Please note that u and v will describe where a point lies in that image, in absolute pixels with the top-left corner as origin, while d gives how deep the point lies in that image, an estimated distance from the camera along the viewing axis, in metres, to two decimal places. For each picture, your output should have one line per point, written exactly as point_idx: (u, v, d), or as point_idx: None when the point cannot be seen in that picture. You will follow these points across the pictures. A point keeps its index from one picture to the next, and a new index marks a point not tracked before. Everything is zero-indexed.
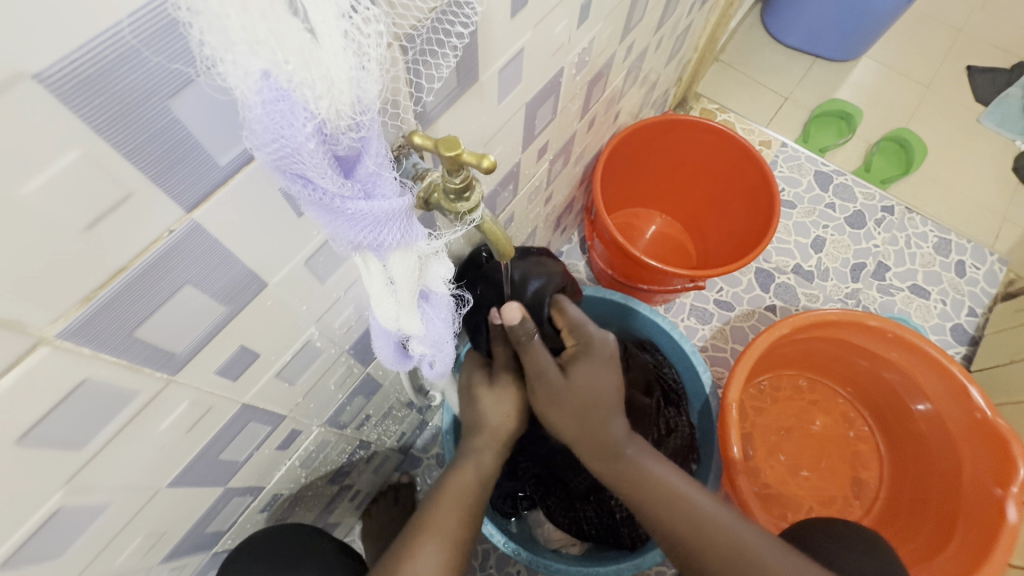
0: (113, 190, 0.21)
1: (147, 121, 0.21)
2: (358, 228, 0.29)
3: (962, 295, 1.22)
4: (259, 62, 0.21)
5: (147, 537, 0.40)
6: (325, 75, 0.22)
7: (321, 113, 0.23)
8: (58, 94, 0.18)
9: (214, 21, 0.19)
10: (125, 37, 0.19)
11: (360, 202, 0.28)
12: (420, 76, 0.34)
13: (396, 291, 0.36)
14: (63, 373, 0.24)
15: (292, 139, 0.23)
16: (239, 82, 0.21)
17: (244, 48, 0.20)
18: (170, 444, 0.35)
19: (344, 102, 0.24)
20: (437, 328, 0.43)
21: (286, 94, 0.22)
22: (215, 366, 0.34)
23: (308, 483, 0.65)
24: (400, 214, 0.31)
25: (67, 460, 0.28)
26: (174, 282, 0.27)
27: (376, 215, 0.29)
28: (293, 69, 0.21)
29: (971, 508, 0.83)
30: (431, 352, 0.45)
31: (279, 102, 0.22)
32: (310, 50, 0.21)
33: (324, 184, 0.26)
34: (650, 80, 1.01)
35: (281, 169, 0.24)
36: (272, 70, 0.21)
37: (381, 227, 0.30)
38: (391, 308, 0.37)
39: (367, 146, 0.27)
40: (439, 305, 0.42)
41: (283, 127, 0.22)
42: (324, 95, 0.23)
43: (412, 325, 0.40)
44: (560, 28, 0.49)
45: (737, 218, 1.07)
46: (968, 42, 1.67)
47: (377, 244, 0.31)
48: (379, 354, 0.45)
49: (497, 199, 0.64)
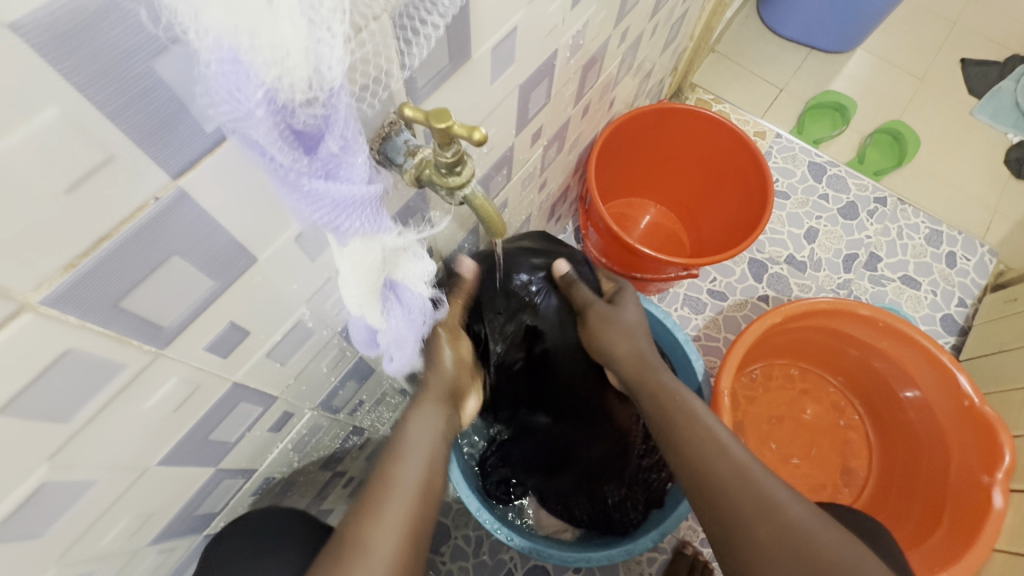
0: (94, 152, 0.21)
1: (131, 81, 0.20)
2: (317, 207, 0.29)
3: (952, 286, 1.23)
4: (215, 22, 0.20)
5: (135, 518, 0.40)
6: (279, 45, 0.22)
7: (275, 84, 0.23)
8: (37, 45, 0.17)
9: None
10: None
11: (317, 180, 0.28)
12: (401, 51, 0.33)
13: (364, 278, 0.36)
14: (47, 341, 0.24)
15: (243, 105, 0.22)
16: (197, 40, 0.20)
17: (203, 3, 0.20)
18: (157, 422, 0.34)
19: (301, 76, 0.23)
20: (399, 323, 0.44)
21: (240, 58, 0.21)
22: (203, 343, 0.34)
23: (300, 468, 0.65)
24: (362, 199, 0.31)
25: (52, 434, 0.28)
26: (160, 252, 0.26)
27: (334, 196, 0.29)
28: (244, 34, 0.21)
29: (960, 496, 0.84)
30: (391, 346, 0.46)
31: (232, 67, 0.21)
32: (264, 16, 0.21)
33: (279, 155, 0.26)
34: (645, 69, 1.01)
35: (236, 135, 0.24)
36: (226, 33, 0.20)
37: (339, 209, 0.30)
38: (358, 295, 0.37)
39: (330, 125, 0.27)
40: (407, 303, 0.44)
41: (235, 92, 0.22)
42: (278, 66, 0.22)
43: (374, 316, 0.40)
44: (553, 9, 0.49)
45: (731, 208, 1.07)
46: (962, 35, 1.67)
47: (340, 227, 0.31)
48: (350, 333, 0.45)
49: (490, 183, 0.64)
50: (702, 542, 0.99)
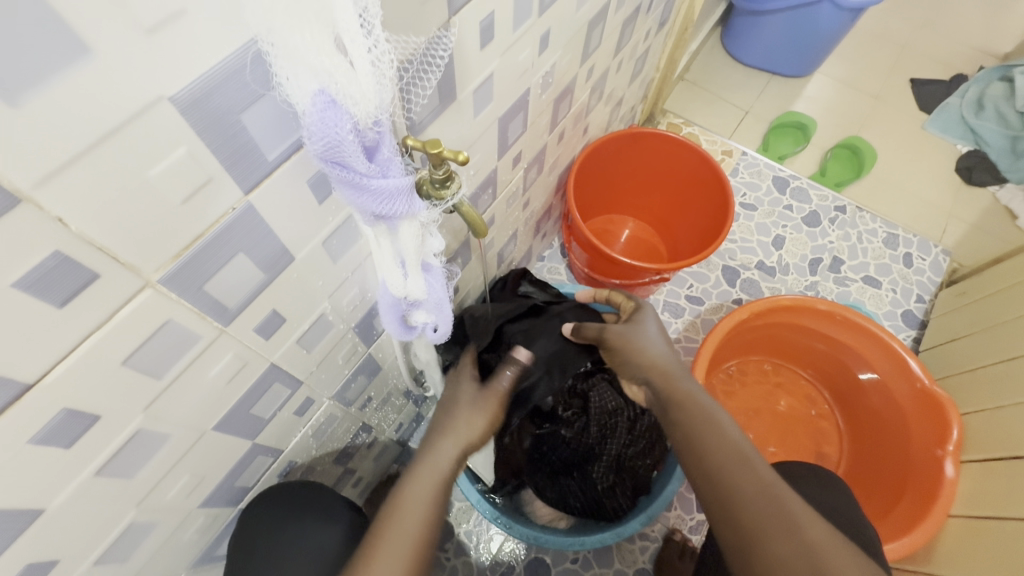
0: (201, 176, 0.31)
1: (227, 128, 0.30)
2: (378, 202, 0.38)
3: (910, 284, 1.34)
4: (315, 82, 0.30)
5: (191, 478, 0.48)
6: (356, 88, 0.32)
7: (356, 115, 0.33)
8: (181, 110, 0.27)
9: (286, 56, 0.29)
10: (223, 72, 0.28)
11: (379, 179, 0.37)
12: (415, 91, 0.44)
13: (403, 262, 0.46)
14: (157, 312, 0.33)
15: (337, 135, 0.32)
16: (301, 98, 0.31)
17: (305, 74, 0.30)
18: (216, 390, 0.44)
19: (371, 107, 0.33)
20: (438, 292, 0.52)
21: (332, 102, 0.32)
22: (253, 325, 0.43)
23: (317, 456, 0.73)
24: (406, 191, 0.39)
25: (149, 388, 0.37)
26: (232, 249, 0.36)
27: (390, 190, 0.38)
28: (339, 86, 0.31)
29: (920, 470, 0.92)
30: (433, 317, 0.54)
31: (327, 108, 0.32)
32: (349, 74, 0.31)
33: (356, 167, 0.35)
34: (616, 98, 1.14)
35: (327, 157, 0.34)
36: (324, 86, 0.31)
37: (394, 201, 0.39)
38: (399, 279, 0.47)
39: (384, 138, 0.36)
40: (436, 274, 0.51)
41: (332, 126, 0.32)
42: (360, 102, 0.32)
43: (419, 291, 0.48)
44: (524, 55, 0.60)
45: (699, 219, 1.18)
46: (911, 57, 1.83)
47: (393, 214, 0.40)
48: (386, 327, 0.55)
49: (478, 201, 0.74)
50: (690, 530, 1.06)
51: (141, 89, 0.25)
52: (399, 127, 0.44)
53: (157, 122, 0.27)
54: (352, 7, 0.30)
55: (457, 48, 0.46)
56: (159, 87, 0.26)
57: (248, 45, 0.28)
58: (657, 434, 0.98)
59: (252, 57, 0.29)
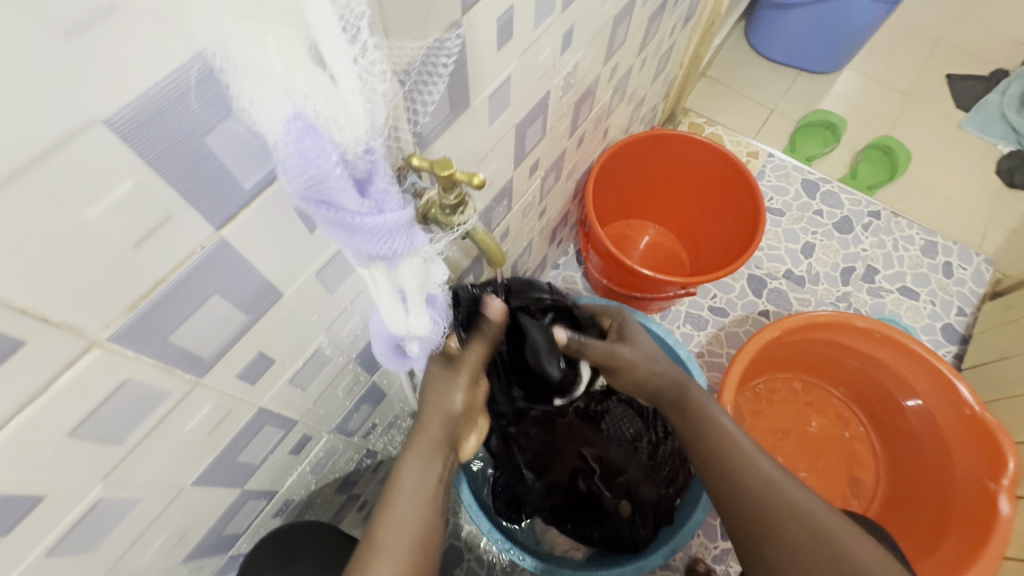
0: (156, 213, 0.25)
1: (186, 154, 0.24)
2: (374, 241, 0.32)
3: (950, 295, 1.25)
4: (289, 105, 0.25)
5: (170, 535, 0.43)
6: (344, 110, 0.26)
7: (343, 143, 0.27)
8: (122, 134, 0.21)
9: (251, 75, 0.23)
10: (176, 87, 0.22)
11: (375, 217, 0.31)
12: (416, 103, 0.37)
13: (402, 298, 0.40)
14: (110, 372, 0.28)
15: (321, 168, 0.27)
16: (271, 126, 0.25)
17: (276, 97, 0.24)
18: (194, 445, 0.38)
19: (361, 131, 0.27)
20: (438, 327, 0.46)
21: (313, 129, 0.26)
22: (235, 370, 0.38)
23: (317, 489, 0.68)
24: (406, 226, 0.34)
25: (107, 456, 0.31)
26: (204, 292, 0.30)
27: (388, 227, 0.32)
28: (319, 109, 0.26)
29: (965, 500, 0.85)
30: (430, 349, 0.48)
31: (307, 137, 0.26)
32: (332, 92, 0.26)
33: (346, 205, 0.29)
34: (638, 97, 1.06)
35: (311, 195, 0.28)
36: (300, 109, 0.25)
37: (392, 238, 0.33)
38: (400, 316, 0.41)
39: (378, 168, 0.30)
40: (439, 304, 0.45)
41: (314, 159, 0.26)
42: (345, 127, 0.27)
43: (423, 327, 0.42)
44: (544, 55, 0.54)
45: (726, 226, 1.11)
46: (946, 52, 1.72)
47: (390, 252, 0.34)
48: (378, 356, 0.48)
49: (492, 214, 0.68)
50: (714, 560, 1.00)
51: (59, 111, 0.19)
52: (404, 144, 0.38)
53: (91, 149, 0.21)
54: (333, 10, 0.24)
55: (470, 51, 0.40)
56: (86, 107, 0.20)
57: (195, 58, 0.22)
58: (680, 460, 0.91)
59: (210, 72, 0.23)
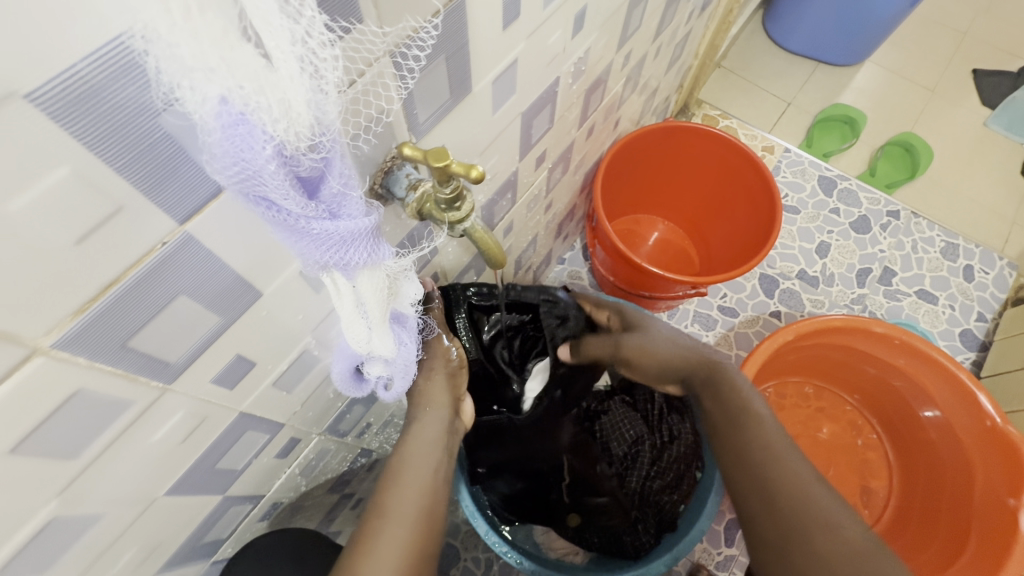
0: (104, 205, 0.22)
1: (136, 138, 0.21)
2: (324, 247, 0.29)
3: (971, 300, 1.21)
4: (216, 88, 0.21)
5: (142, 547, 0.41)
6: (281, 98, 0.22)
7: (280, 135, 0.23)
8: (47, 111, 0.18)
9: (167, 49, 0.19)
10: (83, 74, 0.19)
11: (324, 221, 0.28)
12: (402, 68, 0.32)
13: (366, 312, 0.36)
14: (58, 383, 0.25)
15: (253, 162, 0.23)
16: (197, 108, 0.21)
17: (199, 74, 0.20)
18: (165, 455, 0.35)
19: (303, 124, 0.24)
20: (408, 349, 0.43)
21: (244, 118, 0.22)
22: (210, 376, 0.35)
23: (308, 491, 0.66)
24: (365, 232, 0.31)
25: (61, 471, 0.28)
26: (169, 291, 0.27)
27: (341, 234, 0.29)
28: (248, 94, 0.21)
29: (984, 518, 0.81)
30: (396, 377, 0.45)
31: (237, 126, 0.22)
32: (265, 75, 0.22)
33: (288, 207, 0.26)
34: (651, 87, 1.02)
35: (246, 193, 0.24)
36: (228, 95, 0.21)
37: (347, 246, 0.30)
38: (362, 330, 0.37)
39: (331, 166, 0.27)
40: (409, 324, 0.43)
41: (244, 151, 0.22)
42: (282, 118, 0.23)
43: (386, 347, 0.39)
44: (554, 38, 0.50)
45: (741, 225, 1.07)
46: (973, 46, 1.65)
47: (345, 263, 0.31)
48: (333, 380, 0.44)
49: (495, 208, 0.64)
50: (716, 566, 0.97)
51: None
52: (388, 123, 0.34)
53: (8, 132, 0.18)
54: None
55: (472, 29, 0.36)
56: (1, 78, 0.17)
57: (114, 45, 0.19)
58: (683, 465, 0.88)
59: (130, 56, 0.19)
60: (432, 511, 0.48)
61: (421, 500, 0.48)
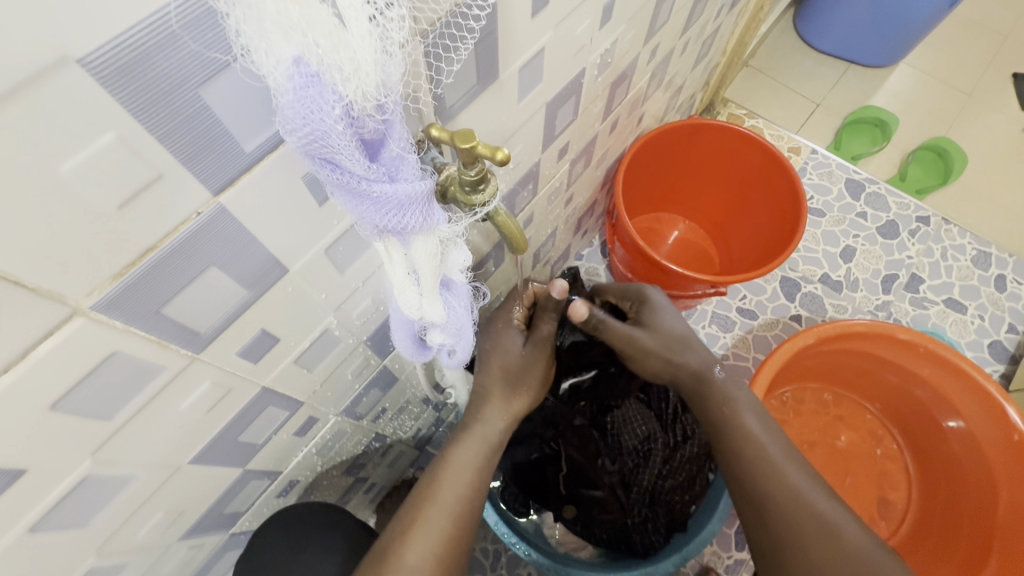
0: (145, 172, 0.22)
1: (178, 107, 0.22)
2: (383, 212, 0.30)
3: (1001, 311, 1.17)
4: (292, 47, 0.22)
5: (167, 514, 0.42)
6: (352, 57, 0.23)
7: (349, 95, 0.24)
8: (98, 76, 0.19)
9: (249, 11, 0.20)
10: (169, 21, 0.20)
11: (384, 184, 0.29)
12: (438, 65, 0.34)
13: (418, 279, 0.37)
14: (96, 344, 0.26)
15: (322, 123, 0.24)
16: (272, 69, 0.22)
17: (276, 35, 0.21)
18: (193, 422, 0.36)
19: (370, 83, 0.25)
20: (460, 316, 0.42)
21: (316, 78, 0.23)
22: (237, 348, 0.36)
23: (323, 471, 0.67)
24: (422, 198, 0.31)
25: (95, 431, 0.30)
26: (201, 262, 0.28)
27: (399, 198, 0.30)
28: (322, 53, 0.23)
29: (1011, 533, 0.79)
30: (454, 343, 0.44)
31: (309, 87, 0.23)
32: (339, 34, 0.23)
33: (351, 167, 0.27)
34: (676, 85, 1.01)
35: (312, 154, 0.26)
36: (303, 55, 0.22)
37: (404, 211, 0.31)
38: (414, 296, 0.37)
39: (390, 130, 0.28)
40: (460, 292, 0.41)
41: (315, 110, 0.24)
42: (352, 77, 0.24)
43: (437, 313, 0.39)
44: (582, 29, 0.50)
45: (764, 225, 1.05)
46: (1014, 48, 1.60)
47: (401, 228, 0.32)
48: (401, 347, 0.45)
49: (516, 199, 0.65)
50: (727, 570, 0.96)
51: (25, 47, 0.17)
52: (424, 111, 0.35)
53: (56, 97, 0.18)
54: None
55: (502, 15, 0.37)
56: (56, 41, 0.17)
57: None
58: (697, 466, 0.85)
59: (204, 5, 0.20)
60: (476, 500, 0.49)
61: (464, 494, 0.49)
